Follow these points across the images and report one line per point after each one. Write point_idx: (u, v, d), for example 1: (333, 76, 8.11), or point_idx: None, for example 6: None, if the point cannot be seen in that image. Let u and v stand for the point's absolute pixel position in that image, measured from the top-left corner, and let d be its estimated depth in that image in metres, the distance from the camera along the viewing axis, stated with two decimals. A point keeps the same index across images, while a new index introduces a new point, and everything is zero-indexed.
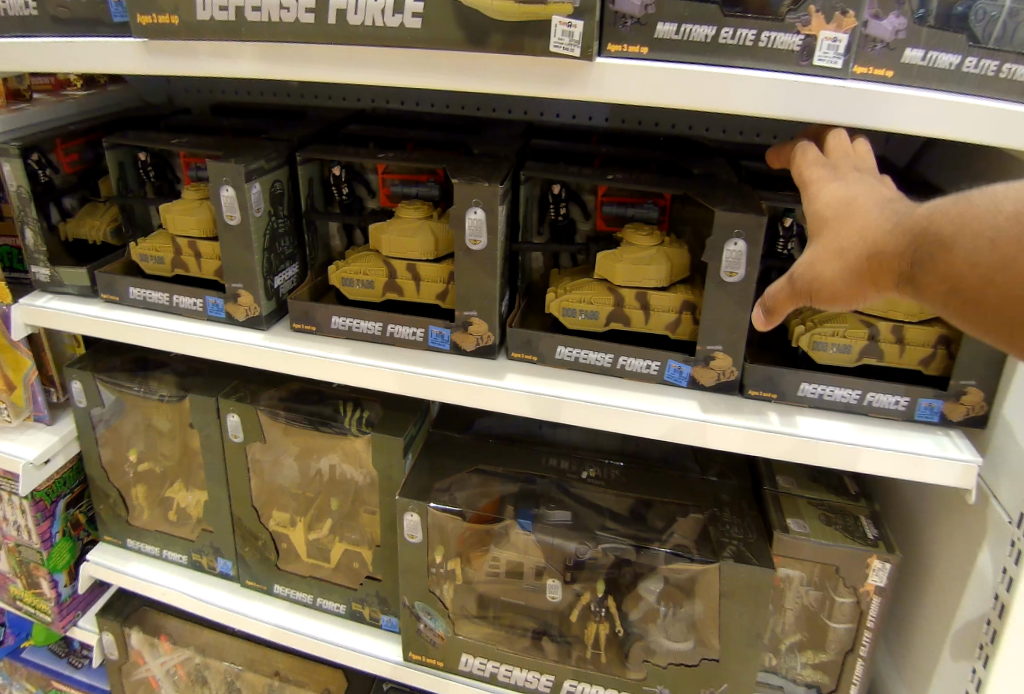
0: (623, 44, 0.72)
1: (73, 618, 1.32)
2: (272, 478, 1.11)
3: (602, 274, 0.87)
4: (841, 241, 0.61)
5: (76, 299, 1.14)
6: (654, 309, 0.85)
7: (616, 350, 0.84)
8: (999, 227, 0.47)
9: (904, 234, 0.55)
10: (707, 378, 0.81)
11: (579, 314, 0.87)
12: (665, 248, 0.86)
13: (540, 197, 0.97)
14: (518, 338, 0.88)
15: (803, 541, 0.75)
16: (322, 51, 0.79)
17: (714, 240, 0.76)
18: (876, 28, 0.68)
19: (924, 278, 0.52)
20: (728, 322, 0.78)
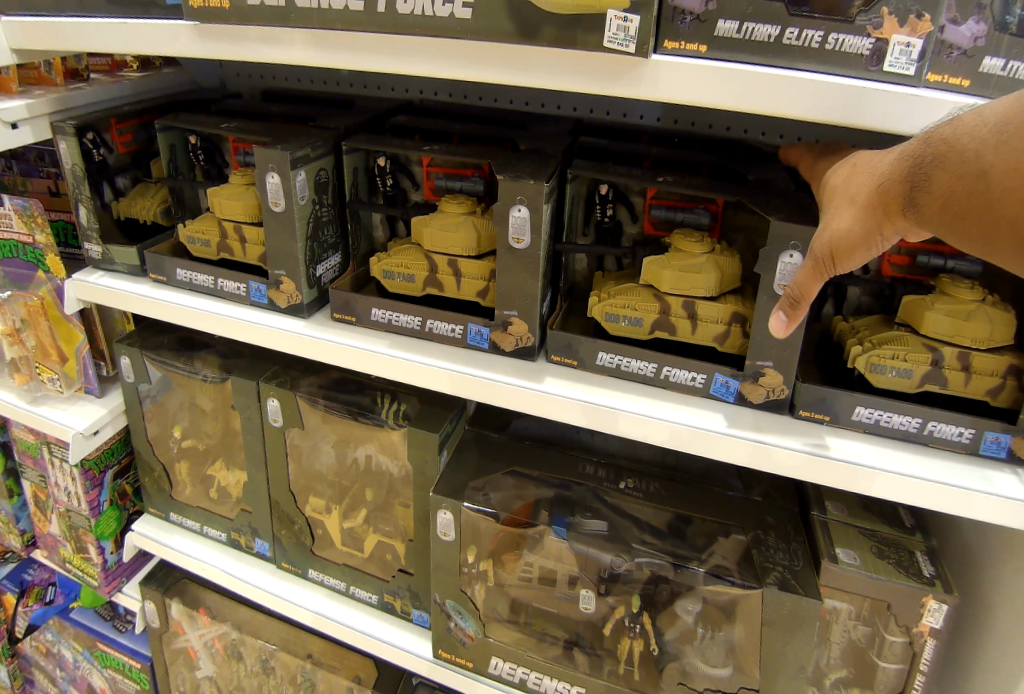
0: (679, 41, 0.68)
1: (118, 584, 1.37)
2: (310, 465, 1.13)
3: (648, 280, 0.85)
4: (849, 203, 0.60)
5: (125, 277, 1.16)
6: (702, 319, 0.82)
7: (661, 359, 0.82)
8: (980, 135, 0.48)
9: (899, 166, 0.54)
10: (754, 395, 0.79)
11: (622, 320, 0.85)
12: (716, 256, 0.82)
13: (588, 196, 0.94)
14: (560, 342, 0.87)
15: (853, 573, 0.72)
16: (370, 40, 0.77)
17: (768, 251, 0.73)
18: (953, 33, 0.63)
19: (927, 200, 0.52)
20: (781, 339, 0.75)
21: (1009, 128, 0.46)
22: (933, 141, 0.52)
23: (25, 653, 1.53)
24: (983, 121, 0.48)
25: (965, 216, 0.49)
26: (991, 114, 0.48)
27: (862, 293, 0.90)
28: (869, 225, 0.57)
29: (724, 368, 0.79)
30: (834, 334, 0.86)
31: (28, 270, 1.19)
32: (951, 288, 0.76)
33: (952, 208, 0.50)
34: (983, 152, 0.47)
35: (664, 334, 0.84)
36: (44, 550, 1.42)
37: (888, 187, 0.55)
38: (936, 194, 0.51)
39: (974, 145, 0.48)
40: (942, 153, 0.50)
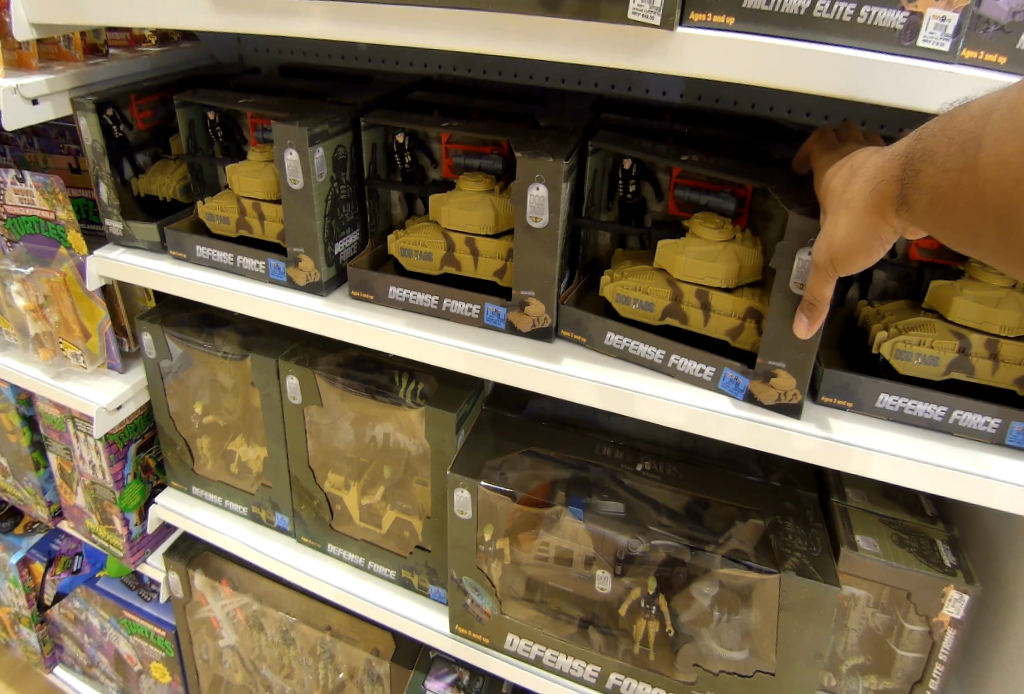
0: (707, 13, 0.66)
1: (142, 554, 1.40)
2: (329, 441, 1.14)
3: (663, 263, 0.84)
4: (844, 208, 0.58)
5: (146, 254, 1.17)
6: (715, 311, 0.80)
7: (669, 346, 0.81)
8: (960, 140, 0.46)
9: (893, 168, 0.53)
10: (764, 396, 0.75)
11: (632, 302, 0.84)
12: (736, 245, 0.80)
13: (611, 170, 0.93)
14: (570, 319, 0.88)
15: (872, 560, 0.72)
16: (388, 12, 0.76)
17: (784, 246, 0.68)
18: (991, 7, 0.61)
19: (914, 204, 0.50)
20: (798, 339, 0.71)
21: (990, 135, 0.44)
22: (922, 142, 0.50)
23: (54, 619, 1.58)
24: (972, 119, 0.46)
25: (956, 214, 0.48)
26: (980, 109, 0.46)
27: (889, 278, 0.87)
28: (865, 232, 0.56)
29: (733, 363, 0.76)
30: (860, 318, 0.84)
31: (51, 246, 1.20)
32: (981, 273, 0.74)
33: (937, 211, 0.49)
34: (970, 149, 0.46)
35: (674, 322, 0.83)
36: (71, 521, 1.46)
37: (881, 194, 0.53)
38: (924, 197, 0.49)
39: (963, 141, 0.46)
40: (931, 153, 0.49)
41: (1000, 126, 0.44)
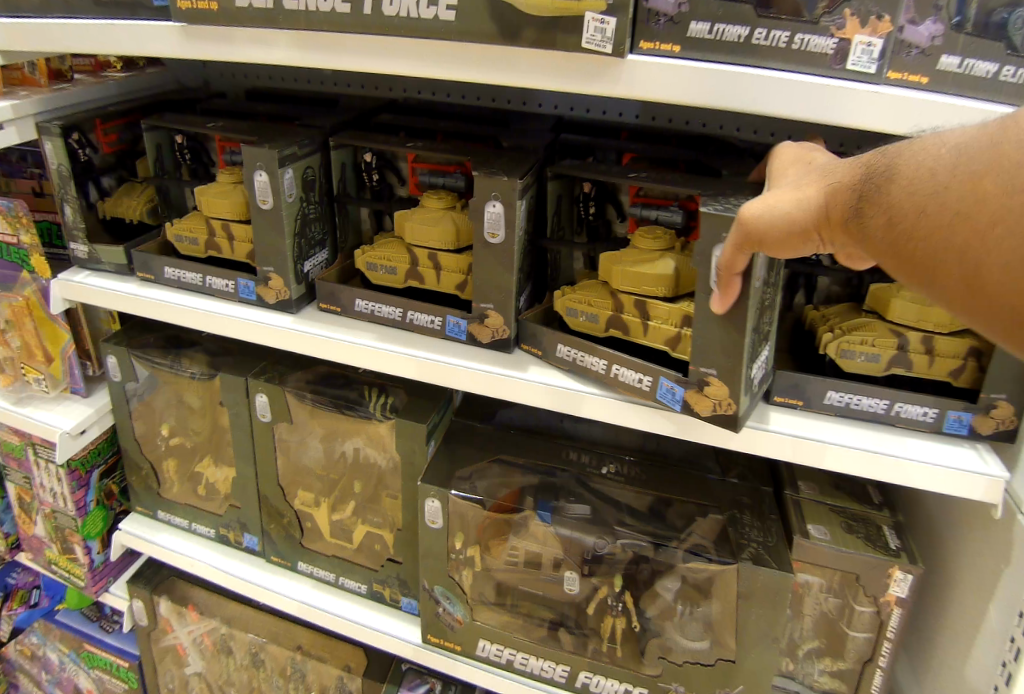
0: (654, 41, 0.71)
1: (105, 583, 1.37)
2: (298, 458, 1.14)
3: (604, 275, 0.87)
4: (791, 191, 0.61)
5: (112, 276, 1.17)
6: (653, 320, 0.81)
7: (610, 357, 0.81)
8: (924, 163, 0.50)
9: (854, 172, 0.57)
10: (701, 407, 0.74)
11: (580, 316, 0.87)
12: (674, 255, 0.84)
13: (573, 193, 0.97)
14: (526, 332, 0.90)
15: (823, 547, 0.75)
16: (356, 41, 0.79)
17: (703, 245, 0.68)
18: (911, 33, 0.66)
19: (871, 213, 0.53)
20: (724, 342, 0.70)
21: (954, 160, 0.48)
22: (887, 155, 0.54)
23: (10, 657, 1.52)
24: (942, 149, 0.49)
25: (904, 234, 0.51)
26: (951, 140, 0.49)
27: (831, 281, 0.93)
28: (802, 215, 0.59)
29: (669, 372, 0.76)
30: (806, 322, 0.89)
31: (13, 271, 1.20)
32: None
33: (891, 226, 0.52)
34: (935, 176, 0.49)
35: (618, 332, 0.84)
36: (29, 553, 1.41)
37: (836, 190, 0.57)
38: (883, 209, 0.53)
39: (926, 168, 0.50)
40: (894, 170, 0.52)
41: (962, 156, 0.48)
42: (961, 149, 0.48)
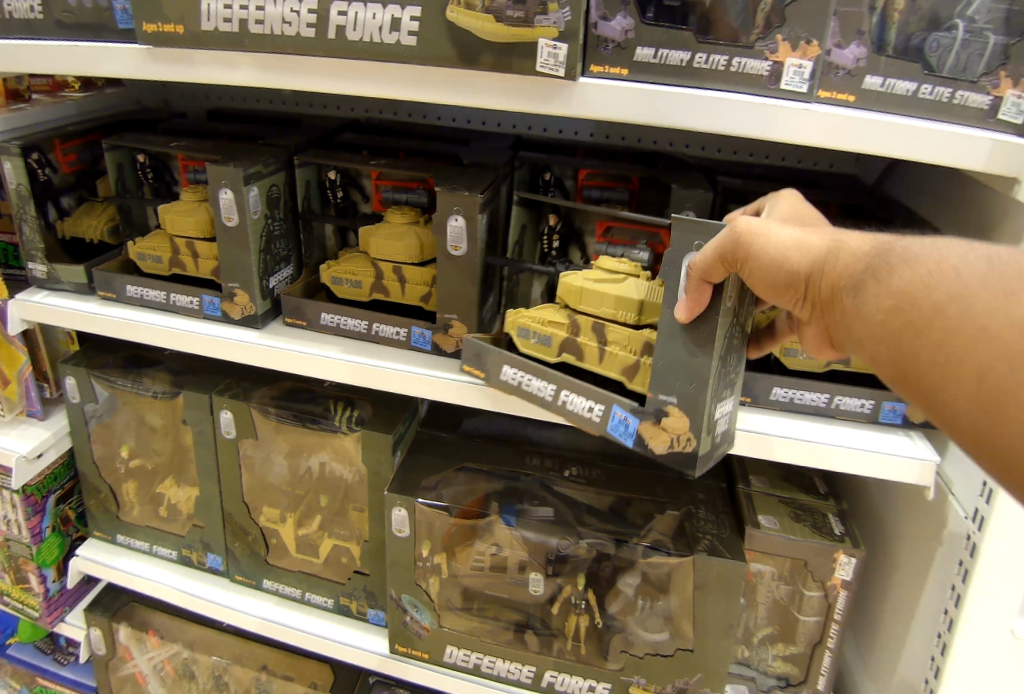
0: (604, 65, 0.76)
1: (61, 613, 1.32)
2: (262, 475, 1.14)
3: (562, 297, 0.82)
4: (792, 232, 0.60)
5: (72, 296, 1.16)
6: (611, 346, 0.78)
7: (559, 381, 0.75)
8: (943, 265, 0.50)
9: (864, 243, 0.56)
10: (655, 442, 0.69)
11: (532, 337, 0.82)
12: (641, 279, 0.80)
13: (539, 230, 1.00)
14: (472, 351, 0.84)
15: (773, 536, 0.79)
16: (321, 64, 0.81)
17: (673, 255, 0.65)
18: (838, 56, 0.72)
19: (881, 293, 0.52)
20: (686, 369, 0.66)
21: (980, 272, 0.48)
22: (905, 241, 0.53)
23: None
24: (966, 255, 0.50)
25: (904, 319, 0.50)
26: (977, 251, 0.50)
27: None
28: (800, 260, 0.57)
29: (623, 403, 0.70)
30: None
31: None
32: None
33: (893, 307, 0.51)
34: (963, 279, 0.48)
35: (571, 357, 0.81)
36: None
37: (841, 250, 0.56)
38: (891, 290, 0.51)
39: (949, 268, 0.49)
40: (913, 256, 0.51)
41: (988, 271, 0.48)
42: (991, 263, 0.48)
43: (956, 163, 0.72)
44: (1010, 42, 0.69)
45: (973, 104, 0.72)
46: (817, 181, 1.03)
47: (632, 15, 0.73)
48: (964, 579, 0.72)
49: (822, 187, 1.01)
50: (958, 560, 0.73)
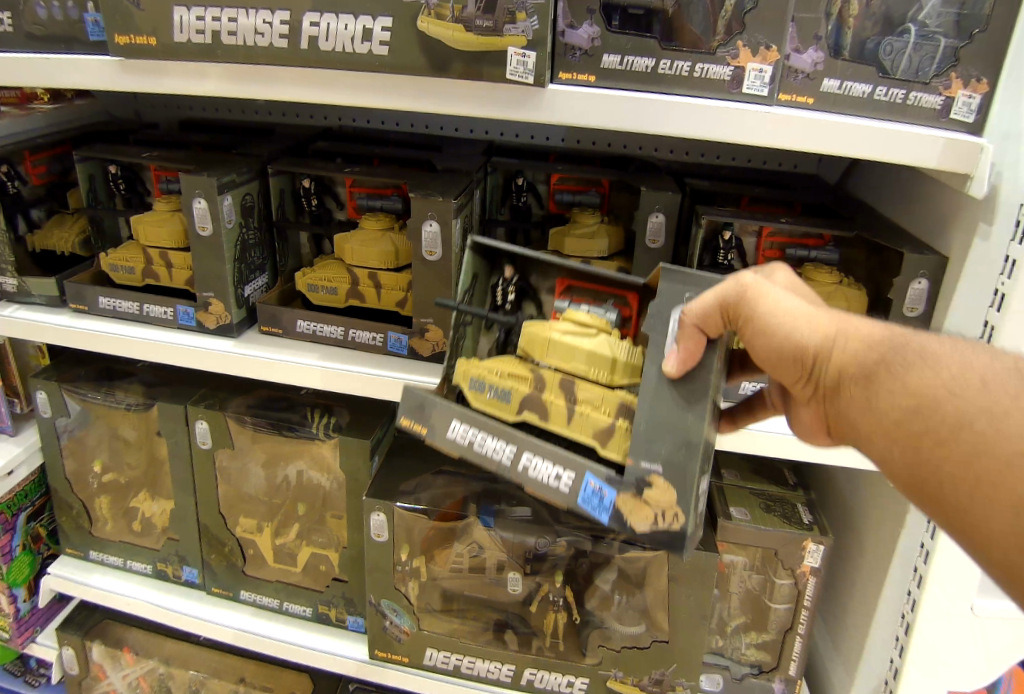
0: (573, 72, 0.76)
1: (32, 633, 1.29)
2: (238, 486, 1.13)
3: (526, 348, 0.72)
4: (800, 303, 0.57)
5: (44, 309, 1.13)
6: (581, 406, 0.68)
7: (521, 442, 0.65)
8: (968, 372, 0.49)
9: (878, 332, 0.54)
10: (636, 518, 0.60)
11: (487, 390, 0.72)
12: (615, 338, 0.70)
13: (490, 284, 0.80)
14: (411, 400, 0.69)
15: (744, 527, 0.83)
16: (290, 73, 0.80)
17: (660, 304, 0.60)
18: (797, 60, 0.74)
19: (901, 391, 0.50)
20: (675, 434, 0.60)
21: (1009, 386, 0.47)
22: (921, 336, 0.53)
23: None
24: (991, 363, 0.49)
25: (923, 423, 0.49)
26: (1000, 359, 0.50)
27: None
28: (807, 333, 0.55)
29: (598, 471, 0.62)
30: None
31: None
32: (814, 274, 0.90)
33: (912, 410, 0.50)
34: (991, 390, 0.47)
35: (533, 416, 0.69)
36: None
37: (852, 334, 0.54)
38: (909, 389, 0.50)
39: (976, 377, 0.48)
40: (933, 355, 0.51)
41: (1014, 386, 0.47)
42: (1018, 375, 0.48)
43: (910, 160, 0.73)
44: (960, 45, 0.72)
45: (926, 105, 0.74)
46: (778, 180, 1.08)
47: (598, 24, 0.74)
48: (927, 559, 0.77)
49: (784, 185, 1.05)
50: (920, 541, 0.78)
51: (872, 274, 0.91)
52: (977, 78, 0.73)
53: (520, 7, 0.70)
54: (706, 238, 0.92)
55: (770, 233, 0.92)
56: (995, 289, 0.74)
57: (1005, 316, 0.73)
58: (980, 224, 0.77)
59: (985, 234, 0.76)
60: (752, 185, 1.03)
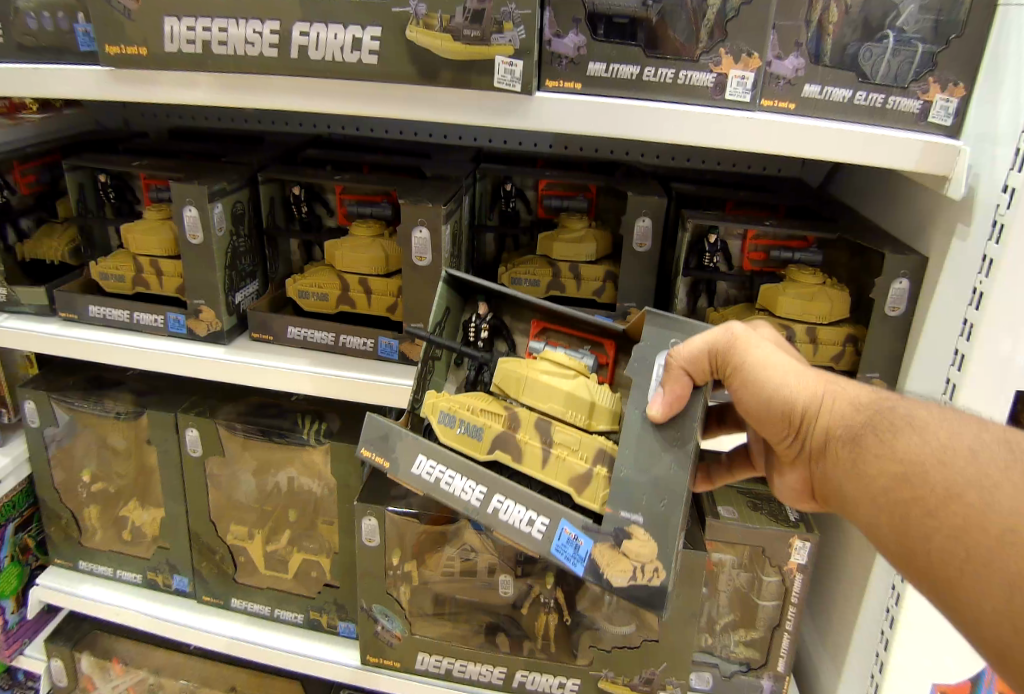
0: (558, 80, 0.77)
1: (20, 645, 1.27)
2: (230, 493, 1.13)
3: (500, 386, 0.71)
4: (787, 358, 0.61)
5: (33, 318, 1.13)
6: (557, 448, 0.67)
7: (494, 485, 0.65)
8: (959, 444, 0.49)
9: (864, 395, 0.58)
10: (613, 571, 0.62)
11: (458, 426, 0.71)
12: (591, 381, 0.70)
13: (463, 320, 0.84)
14: (375, 431, 0.69)
15: (731, 524, 0.89)
16: (281, 82, 0.80)
17: (643, 349, 0.62)
18: (779, 66, 0.76)
19: (888, 459, 0.52)
20: (655, 484, 0.62)
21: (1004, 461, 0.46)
22: (908, 400, 0.55)
23: None
24: (982, 433, 0.49)
25: (910, 494, 0.49)
26: (992, 429, 0.50)
27: (729, 287, 1.01)
28: (795, 389, 0.59)
29: (574, 519, 0.63)
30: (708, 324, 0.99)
31: None
32: (797, 275, 0.92)
33: (899, 481, 0.50)
34: (981, 461, 0.47)
35: (505, 455, 0.69)
36: None
37: (838, 394, 0.58)
38: (896, 457, 0.51)
39: (967, 450, 0.48)
40: (921, 422, 0.52)
41: (1008, 462, 0.46)
42: (1009, 446, 0.48)
43: (890, 163, 0.75)
44: (936, 50, 0.74)
45: (905, 109, 0.76)
46: (759, 182, 1.11)
47: (584, 33, 0.75)
48: None
49: (766, 189, 1.08)
50: None
51: (853, 275, 0.94)
52: (954, 83, 0.75)
53: (506, 17, 0.71)
54: (692, 241, 0.94)
55: (755, 237, 0.95)
56: (974, 287, 0.75)
57: (983, 314, 0.74)
58: (959, 224, 0.79)
59: (963, 234, 0.77)
60: (735, 188, 1.05)
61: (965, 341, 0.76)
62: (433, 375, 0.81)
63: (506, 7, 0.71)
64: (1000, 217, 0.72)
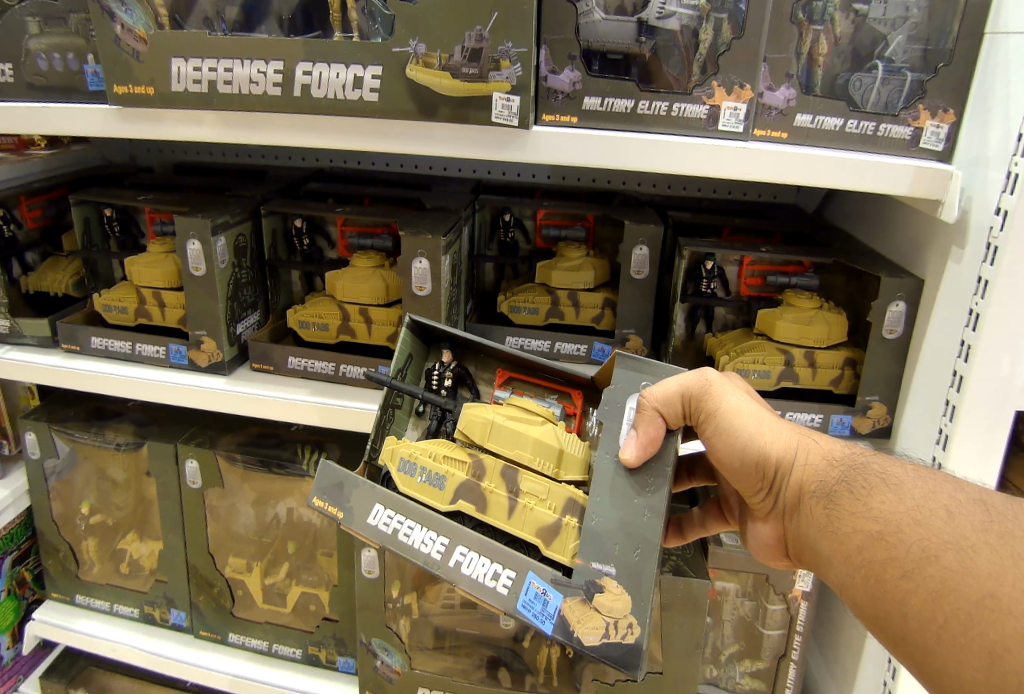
0: (555, 115, 0.79)
1: (14, 683, 1.23)
2: (228, 526, 1.12)
3: (465, 432, 0.71)
4: (760, 410, 0.65)
5: (35, 350, 1.13)
6: (524, 497, 0.66)
7: (455, 536, 0.65)
8: (934, 504, 0.52)
9: (833, 452, 0.62)
10: (585, 628, 0.60)
11: (419, 475, 0.69)
12: (558, 428, 0.70)
13: (426, 368, 0.84)
14: (330, 481, 0.69)
15: (733, 552, 0.91)
16: (285, 119, 0.82)
17: (615, 392, 0.64)
18: (770, 97, 0.76)
19: (866, 518, 0.54)
20: (626, 533, 0.61)
21: (976, 522, 0.49)
22: (884, 459, 0.58)
23: None
24: (958, 496, 0.52)
25: (886, 554, 0.51)
26: (969, 492, 0.52)
27: (727, 312, 1.03)
28: (768, 442, 0.63)
29: (542, 572, 0.62)
30: (706, 349, 1.00)
31: None
32: (794, 302, 0.94)
33: (875, 540, 0.53)
34: (956, 524, 0.49)
35: (469, 506, 0.67)
36: None
37: (808, 450, 0.62)
38: (873, 515, 0.54)
39: (943, 511, 0.51)
40: (895, 481, 0.55)
41: (982, 525, 0.49)
42: (988, 510, 0.50)
43: (884, 188, 0.76)
44: (925, 78, 0.76)
45: (895, 136, 0.77)
46: (753, 210, 1.12)
47: (578, 69, 0.77)
48: None
49: (760, 216, 1.09)
50: None
51: (849, 300, 0.95)
52: (943, 109, 0.76)
53: (503, 56, 0.73)
54: (689, 268, 0.95)
55: (752, 263, 0.97)
56: (970, 309, 0.76)
57: (981, 333, 0.74)
58: (953, 247, 0.79)
59: (957, 258, 0.78)
60: (731, 215, 1.07)
61: (964, 362, 0.76)
62: (393, 422, 0.81)
63: (502, 46, 0.72)
64: (993, 240, 0.73)
